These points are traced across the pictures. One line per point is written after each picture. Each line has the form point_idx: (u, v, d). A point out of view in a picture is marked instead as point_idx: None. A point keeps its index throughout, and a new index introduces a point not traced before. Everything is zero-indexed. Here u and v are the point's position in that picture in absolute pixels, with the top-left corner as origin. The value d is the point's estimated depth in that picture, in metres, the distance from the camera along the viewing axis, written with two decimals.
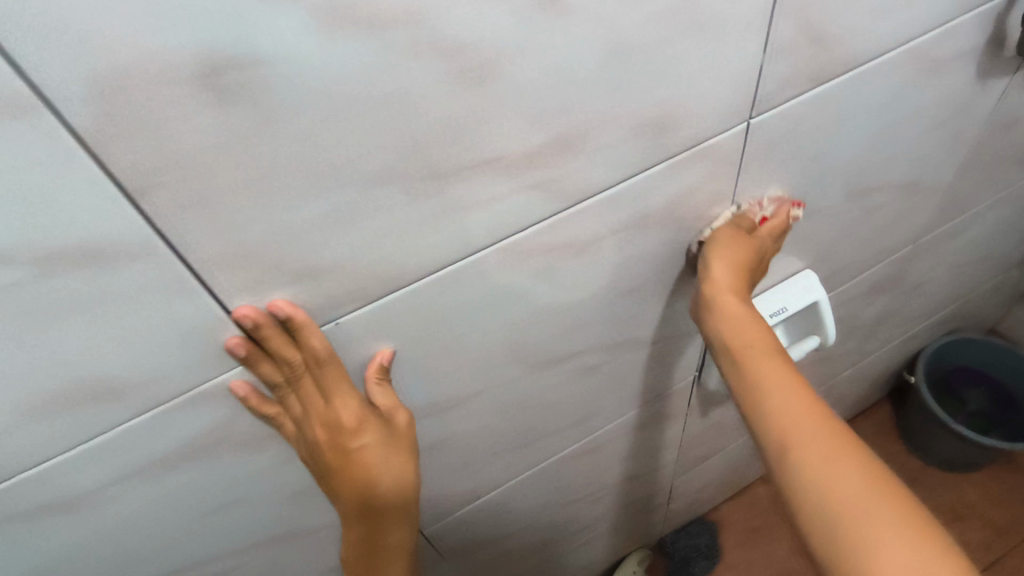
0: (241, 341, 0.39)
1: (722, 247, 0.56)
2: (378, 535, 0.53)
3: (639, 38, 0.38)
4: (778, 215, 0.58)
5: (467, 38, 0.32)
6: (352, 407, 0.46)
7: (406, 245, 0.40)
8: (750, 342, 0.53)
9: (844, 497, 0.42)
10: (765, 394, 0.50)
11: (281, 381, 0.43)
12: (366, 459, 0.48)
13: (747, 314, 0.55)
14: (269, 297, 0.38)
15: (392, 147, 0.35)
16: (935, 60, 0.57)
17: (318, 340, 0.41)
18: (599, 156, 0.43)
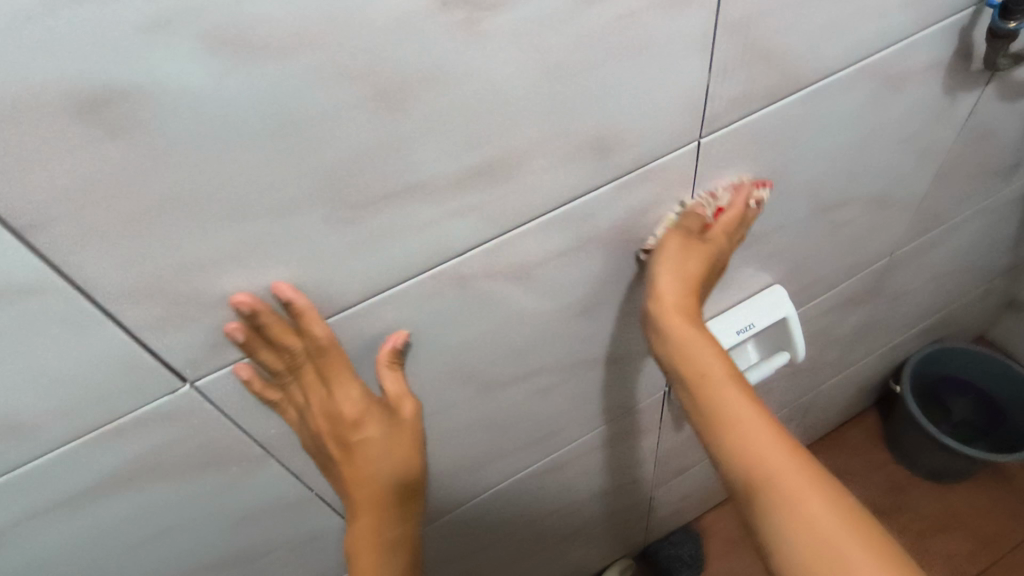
0: (241, 327, 0.39)
1: (667, 256, 0.53)
2: (381, 534, 0.51)
3: (574, 61, 0.36)
4: (736, 206, 0.53)
5: (380, 66, 0.31)
6: (354, 396, 0.46)
7: (333, 272, 0.39)
8: (701, 371, 0.51)
9: (811, 535, 0.41)
10: (722, 423, 0.48)
11: (283, 369, 0.43)
12: (370, 449, 0.48)
13: (695, 336, 0.53)
14: (271, 279, 0.38)
15: (308, 174, 0.34)
16: (899, 75, 0.56)
17: (321, 327, 0.41)
18: (537, 179, 0.42)
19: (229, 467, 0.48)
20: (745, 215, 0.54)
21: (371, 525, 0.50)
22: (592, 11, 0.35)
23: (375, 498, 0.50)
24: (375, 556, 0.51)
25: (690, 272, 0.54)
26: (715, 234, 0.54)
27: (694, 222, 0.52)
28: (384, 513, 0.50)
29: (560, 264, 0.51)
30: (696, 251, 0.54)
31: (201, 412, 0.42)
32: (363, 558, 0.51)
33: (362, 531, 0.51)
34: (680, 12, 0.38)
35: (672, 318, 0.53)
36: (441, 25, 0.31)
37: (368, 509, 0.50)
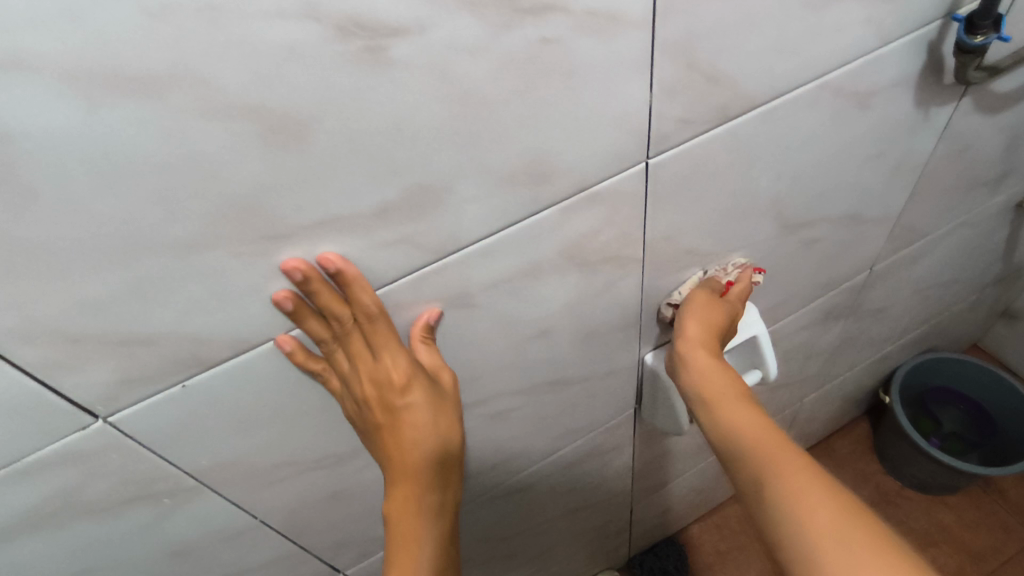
0: (290, 295, 0.38)
1: (689, 315, 0.60)
2: (422, 500, 0.51)
3: (495, 87, 0.35)
4: (741, 278, 0.62)
5: (273, 98, 0.30)
6: (401, 365, 0.46)
7: (249, 304, 0.38)
8: (718, 388, 0.57)
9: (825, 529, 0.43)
10: (739, 437, 0.53)
11: (328, 338, 0.43)
12: (412, 417, 0.48)
13: (716, 366, 0.59)
14: (320, 250, 0.37)
15: (208, 208, 0.32)
16: (863, 92, 0.54)
17: (368, 296, 0.41)
18: (468, 207, 0.40)
19: (158, 500, 0.46)
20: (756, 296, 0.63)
21: (410, 492, 0.51)
22: (511, 34, 0.33)
23: (414, 465, 0.50)
24: (416, 521, 0.51)
25: (712, 325, 0.60)
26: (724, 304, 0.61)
27: (709, 291, 0.61)
28: (423, 480, 0.51)
29: (506, 289, 0.49)
30: (717, 311, 0.60)
31: (119, 448, 0.41)
32: (402, 521, 0.51)
33: (401, 496, 0.51)
34: (611, 34, 0.36)
35: (698, 353, 0.59)
36: (341, 52, 0.30)
37: (408, 476, 0.50)
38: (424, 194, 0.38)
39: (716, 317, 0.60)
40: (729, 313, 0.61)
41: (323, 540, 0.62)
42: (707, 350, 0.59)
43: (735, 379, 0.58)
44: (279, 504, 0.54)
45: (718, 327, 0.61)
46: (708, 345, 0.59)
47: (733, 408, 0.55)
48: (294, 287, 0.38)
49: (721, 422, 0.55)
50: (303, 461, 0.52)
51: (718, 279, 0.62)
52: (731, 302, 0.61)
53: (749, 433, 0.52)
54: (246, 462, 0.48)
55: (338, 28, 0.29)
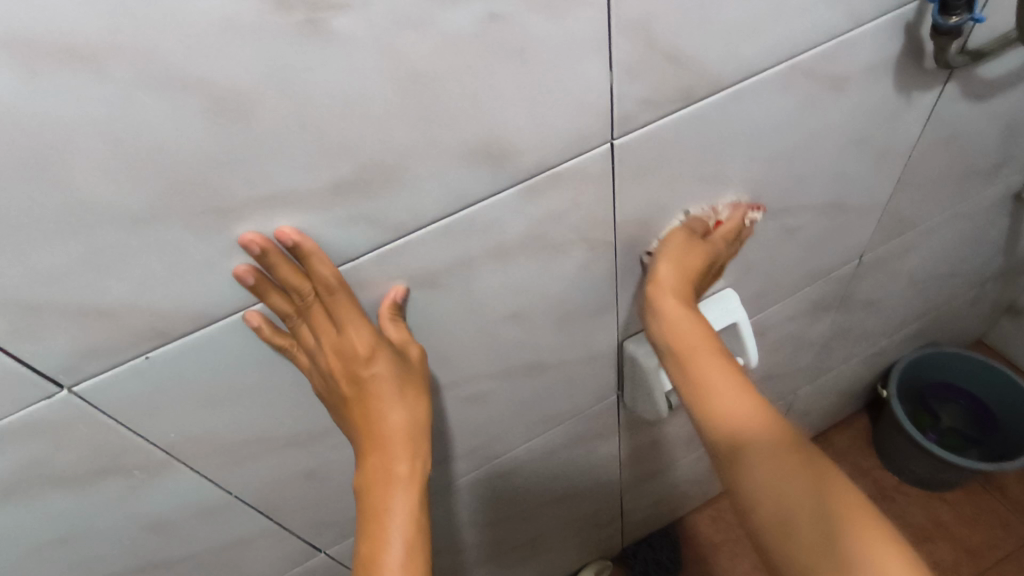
0: (249, 269, 0.39)
1: (669, 252, 0.57)
2: (393, 472, 0.49)
3: (445, 63, 0.35)
4: (729, 224, 0.59)
5: (217, 71, 0.30)
6: (364, 336, 0.45)
7: (206, 279, 0.38)
8: (688, 347, 0.57)
9: (792, 497, 0.47)
10: (734, 415, 0.51)
11: (292, 312, 0.43)
12: (379, 388, 0.48)
13: (688, 320, 0.57)
14: (277, 225, 0.38)
15: (158, 180, 0.33)
16: (839, 75, 0.53)
17: (326, 267, 0.41)
18: (425, 184, 0.41)
19: (128, 472, 0.47)
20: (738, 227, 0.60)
21: (381, 463, 0.49)
22: (457, 9, 0.33)
23: (383, 436, 0.49)
24: (388, 494, 0.49)
25: (682, 272, 0.58)
26: (716, 240, 0.59)
27: (698, 231, 0.58)
28: (393, 451, 0.49)
29: (473, 269, 0.49)
30: (693, 254, 0.58)
31: (84, 419, 0.42)
32: (377, 495, 0.50)
33: (375, 468, 0.50)
34: (561, 11, 0.37)
35: (665, 299, 0.58)
36: (287, 26, 0.30)
37: (379, 446, 0.49)
38: (379, 170, 0.38)
39: (683, 273, 0.58)
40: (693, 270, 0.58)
41: (299, 517, 0.63)
42: (680, 301, 0.58)
43: (709, 333, 0.58)
44: (252, 481, 0.55)
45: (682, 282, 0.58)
46: (681, 296, 0.58)
47: (704, 365, 0.55)
48: (255, 262, 0.39)
49: (708, 396, 0.53)
50: (273, 438, 0.53)
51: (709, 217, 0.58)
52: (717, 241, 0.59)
53: (743, 415, 0.51)
54: (216, 437, 0.49)
55: (277, 1, 0.29)
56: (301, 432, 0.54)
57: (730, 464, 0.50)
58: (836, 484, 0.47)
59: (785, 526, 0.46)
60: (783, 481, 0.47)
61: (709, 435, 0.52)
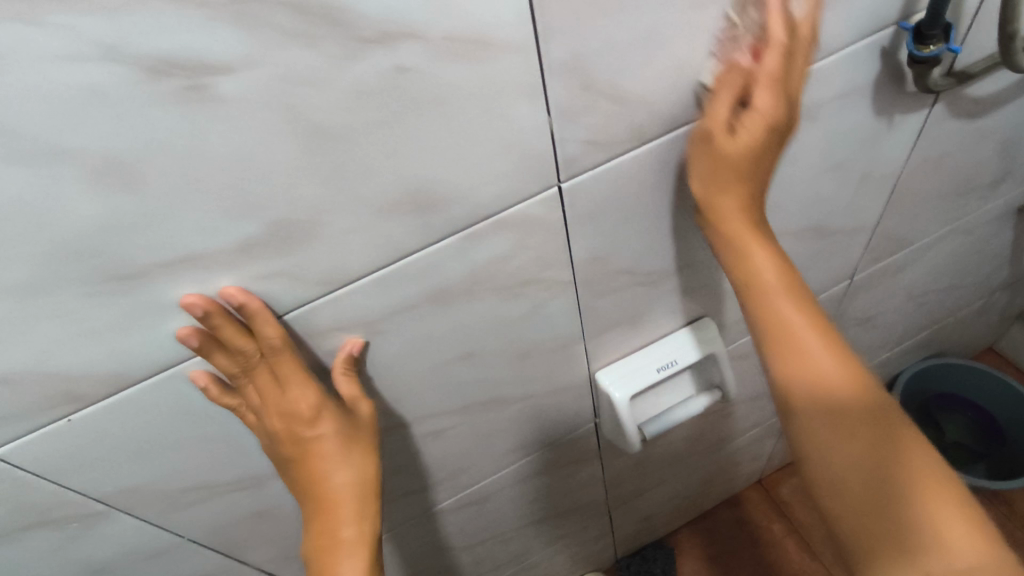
0: (193, 331, 0.38)
1: (699, 156, 0.47)
2: (340, 535, 0.48)
3: (353, 118, 0.34)
4: (778, 16, 0.40)
5: (92, 144, 0.29)
6: (309, 395, 0.44)
7: (117, 341, 0.37)
8: (749, 280, 0.51)
9: (850, 448, 0.46)
10: (820, 378, 0.47)
11: (238, 372, 0.42)
12: (324, 448, 0.47)
13: (756, 241, 0.50)
14: (219, 284, 0.37)
15: (44, 252, 0.32)
16: (808, 104, 0.51)
17: (272, 327, 0.40)
18: (352, 237, 0.39)
19: (65, 524, 0.46)
20: (805, 37, 0.41)
21: (327, 526, 0.48)
22: (360, 65, 0.32)
23: (330, 496, 0.48)
24: (335, 559, 0.48)
25: (733, 163, 0.46)
26: (763, 82, 0.41)
27: (731, 93, 0.43)
28: (340, 513, 0.48)
29: (418, 316, 0.48)
30: (729, 144, 0.45)
31: (12, 478, 0.41)
32: (325, 560, 0.49)
33: (323, 531, 0.49)
34: (481, 60, 0.34)
35: (729, 219, 0.49)
36: (166, 91, 0.29)
37: (326, 508, 0.48)
38: (296, 227, 0.37)
39: (740, 154, 0.45)
40: (762, 125, 0.43)
41: (261, 553, 0.62)
42: (745, 215, 0.50)
43: (779, 259, 0.51)
44: (203, 524, 0.54)
45: (753, 156, 0.45)
46: (741, 204, 0.49)
47: (781, 307, 0.50)
48: (198, 324, 0.38)
49: (794, 367, 0.48)
50: (222, 483, 0.52)
51: (739, 50, 0.42)
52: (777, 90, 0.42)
53: (832, 388, 0.47)
54: (154, 488, 0.48)
55: (151, 69, 0.28)
56: (251, 475, 0.53)
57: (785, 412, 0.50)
58: (898, 436, 0.46)
59: (848, 493, 0.46)
60: (862, 460, 0.46)
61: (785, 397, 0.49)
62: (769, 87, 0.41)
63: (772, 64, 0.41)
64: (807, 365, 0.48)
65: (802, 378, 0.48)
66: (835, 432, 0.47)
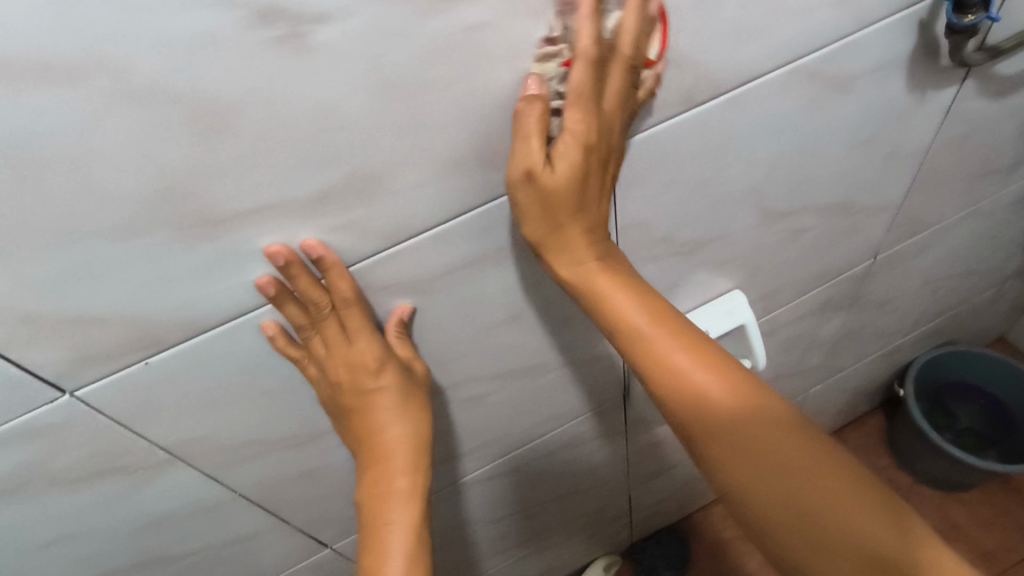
0: (272, 280, 0.40)
1: (524, 160, 0.40)
2: (392, 484, 0.51)
3: (431, 70, 0.35)
4: (630, 29, 0.37)
5: (195, 88, 0.31)
6: (372, 348, 0.47)
7: (198, 287, 0.39)
8: (620, 319, 0.46)
9: (772, 474, 0.41)
10: (707, 407, 0.43)
11: (306, 323, 0.45)
12: (381, 400, 0.50)
13: (610, 277, 0.47)
14: (302, 237, 0.40)
15: (144, 194, 0.34)
16: (846, 74, 0.52)
17: (345, 282, 0.43)
18: (418, 192, 0.41)
19: (130, 472, 0.48)
20: (621, 59, 0.38)
21: (381, 475, 0.51)
22: (443, 16, 0.33)
23: (385, 448, 0.51)
24: (386, 506, 0.51)
25: (564, 193, 0.42)
26: (577, 101, 0.39)
27: (543, 98, 0.39)
28: (393, 464, 0.51)
29: (470, 275, 0.49)
30: (592, 120, 0.40)
31: (89, 422, 0.43)
32: (377, 508, 0.51)
33: (376, 481, 0.51)
34: (551, 16, 0.36)
35: (580, 253, 0.46)
36: (264, 39, 0.31)
37: (381, 458, 0.51)
38: (370, 179, 0.38)
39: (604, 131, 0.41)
40: (580, 136, 0.40)
41: (305, 513, 0.64)
42: (593, 249, 0.46)
43: (646, 291, 0.48)
44: (255, 480, 0.56)
45: (585, 171, 0.42)
46: (588, 239, 0.46)
47: (661, 343, 0.45)
48: (277, 273, 0.40)
49: (682, 400, 0.44)
50: (277, 438, 0.53)
51: (561, 57, 0.38)
52: (617, 82, 0.39)
53: (730, 408, 0.42)
54: (216, 438, 0.50)
55: (258, 15, 0.30)
56: (304, 431, 0.54)
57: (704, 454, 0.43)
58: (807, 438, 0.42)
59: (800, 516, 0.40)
60: (788, 483, 0.41)
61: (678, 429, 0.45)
62: (581, 104, 0.39)
63: (608, 82, 0.39)
64: (699, 395, 0.43)
65: (691, 407, 0.43)
66: (763, 463, 0.41)
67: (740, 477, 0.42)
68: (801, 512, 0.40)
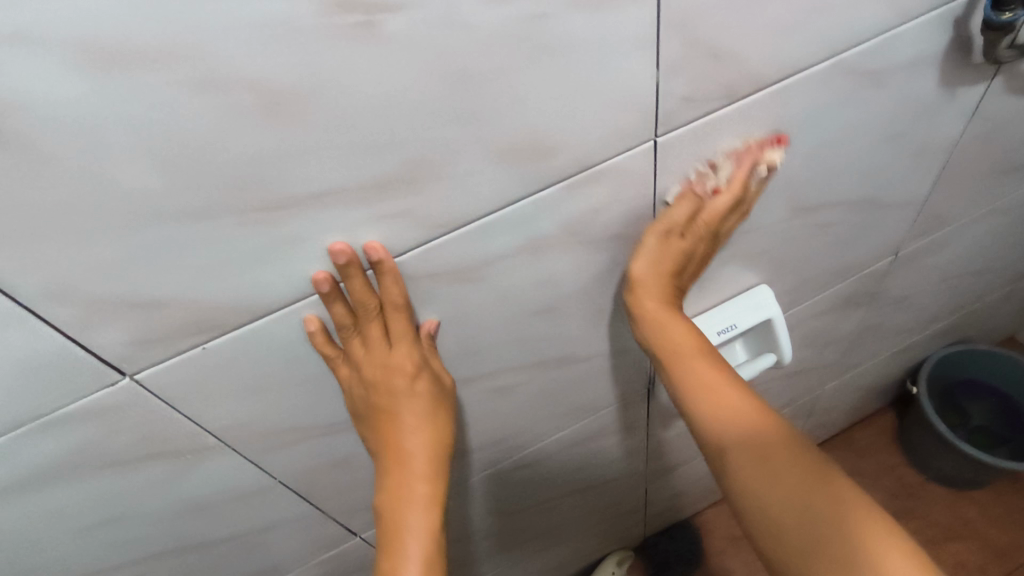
0: (328, 277, 0.42)
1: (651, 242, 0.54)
2: (412, 489, 0.53)
3: (492, 61, 0.36)
4: (742, 181, 0.52)
5: (271, 75, 0.32)
6: (410, 356, 0.50)
7: (257, 272, 0.40)
8: (671, 348, 0.57)
9: (773, 489, 0.48)
10: (731, 424, 0.52)
11: (348, 322, 0.46)
12: (408, 407, 0.52)
13: (674, 318, 0.58)
14: (367, 238, 0.41)
15: (215, 180, 0.34)
16: (882, 70, 0.53)
17: (397, 289, 0.45)
18: (471, 182, 0.42)
19: (178, 456, 0.49)
20: (736, 196, 0.53)
21: (401, 479, 0.53)
22: (508, 8, 0.34)
23: (408, 453, 0.53)
24: (404, 512, 0.52)
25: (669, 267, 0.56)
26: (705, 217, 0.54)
27: (690, 205, 0.52)
28: (415, 469, 0.53)
29: (512, 265, 0.50)
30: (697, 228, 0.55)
31: (143, 405, 0.44)
32: (395, 512, 0.53)
33: (396, 486, 0.53)
34: (609, 9, 0.37)
35: (649, 300, 0.57)
36: (338, 28, 0.31)
37: (402, 463, 0.53)
38: (426, 168, 0.39)
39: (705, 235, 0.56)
40: (713, 213, 0.53)
41: (339, 501, 0.65)
42: (664, 298, 0.57)
43: (696, 334, 0.58)
44: (295, 466, 0.57)
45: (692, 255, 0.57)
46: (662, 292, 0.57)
47: (698, 371, 0.56)
48: (333, 271, 0.42)
49: (710, 416, 0.53)
50: (318, 425, 0.54)
51: (704, 184, 0.52)
52: (716, 208, 0.53)
53: (745, 428, 0.51)
54: (262, 424, 0.51)
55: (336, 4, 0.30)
56: (344, 419, 0.55)
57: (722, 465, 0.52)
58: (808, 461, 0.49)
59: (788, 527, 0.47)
60: (783, 495, 0.48)
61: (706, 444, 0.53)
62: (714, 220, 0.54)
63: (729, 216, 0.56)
64: (720, 412, 0.53)
65: (714, 422, 0.53)
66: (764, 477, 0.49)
67: (746, 489, 0.50)
68: (793, 524, 0.47)
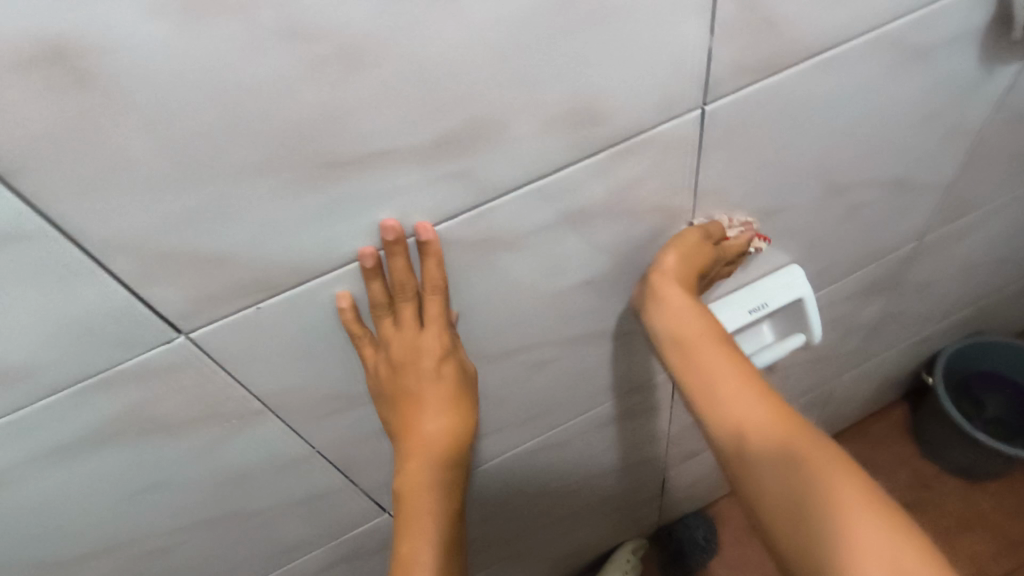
0: (373, 252, 0.43)
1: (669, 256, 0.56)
2: (429, 476, 0.53)
3: (555, 19, 0.36)
4: (744, 239, 0.60)
5: (343, 27, 0.32)
6: (439, 342, 0.50)
7: (313, 232, 0.40)
8: (683, 339, 0.56)
9: (779, 487, 0.46)
10: (742, 420, 0.50)
11: (384, 301, 0.47)
12: (432, 393, 0.52)
13: (693, 309, 0.56)
14: (417, 220, 0.43)
15: (280, 134, 0.34)
16: (925, 43, 0.53)
17: (438, 273, 0.46)
18: (524, 146, 0.42)
19: (223, 421, 0.49)
20: (735, 247, 0.60)
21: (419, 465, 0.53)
22: None
23: (427, 440, 0.53)
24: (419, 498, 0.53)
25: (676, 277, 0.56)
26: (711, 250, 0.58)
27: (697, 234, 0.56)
28: (434, 455, 0.53)
29: (555, 235, 0.50)
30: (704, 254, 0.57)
31: (195, 366, 0.44)
32: (410, 497, 0.53)
33: (413, 471, 0.53)
34: None
35: (669, 290, 0.56)
36: None
37: (421, 449, 0.53)
38: (483, 129, 0.39)
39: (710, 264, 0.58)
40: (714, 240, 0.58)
41: (371, 475, 0.65)
42: (685, 290, 0.56)
43: (713, 325, 0.56)
44: (332, 437, 0.57)
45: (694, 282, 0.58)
46: (685, 284, 0.56)
47: (710, 362, 0.54)
48: (378, 245, 0.43)
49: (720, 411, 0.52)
50: (357, 395, 0.54)
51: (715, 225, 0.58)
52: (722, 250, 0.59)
53: (756, 424, 0.49)
54: (305, 390, 0.51)
55: None
56: None
57: (733, 459, 0.50)
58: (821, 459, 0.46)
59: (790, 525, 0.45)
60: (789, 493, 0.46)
61: (715, 437, 0.52)
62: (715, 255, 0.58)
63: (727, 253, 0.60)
64: (731, 407, 0.51)
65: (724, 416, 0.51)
66: (770, 474, 0.47)
67: (755, 486, 0.48)
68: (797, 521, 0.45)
